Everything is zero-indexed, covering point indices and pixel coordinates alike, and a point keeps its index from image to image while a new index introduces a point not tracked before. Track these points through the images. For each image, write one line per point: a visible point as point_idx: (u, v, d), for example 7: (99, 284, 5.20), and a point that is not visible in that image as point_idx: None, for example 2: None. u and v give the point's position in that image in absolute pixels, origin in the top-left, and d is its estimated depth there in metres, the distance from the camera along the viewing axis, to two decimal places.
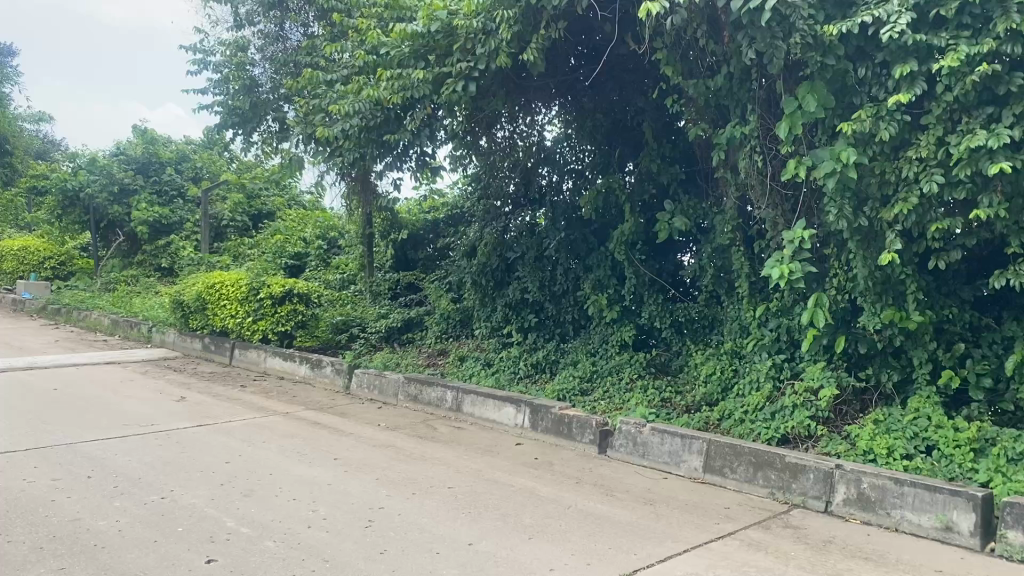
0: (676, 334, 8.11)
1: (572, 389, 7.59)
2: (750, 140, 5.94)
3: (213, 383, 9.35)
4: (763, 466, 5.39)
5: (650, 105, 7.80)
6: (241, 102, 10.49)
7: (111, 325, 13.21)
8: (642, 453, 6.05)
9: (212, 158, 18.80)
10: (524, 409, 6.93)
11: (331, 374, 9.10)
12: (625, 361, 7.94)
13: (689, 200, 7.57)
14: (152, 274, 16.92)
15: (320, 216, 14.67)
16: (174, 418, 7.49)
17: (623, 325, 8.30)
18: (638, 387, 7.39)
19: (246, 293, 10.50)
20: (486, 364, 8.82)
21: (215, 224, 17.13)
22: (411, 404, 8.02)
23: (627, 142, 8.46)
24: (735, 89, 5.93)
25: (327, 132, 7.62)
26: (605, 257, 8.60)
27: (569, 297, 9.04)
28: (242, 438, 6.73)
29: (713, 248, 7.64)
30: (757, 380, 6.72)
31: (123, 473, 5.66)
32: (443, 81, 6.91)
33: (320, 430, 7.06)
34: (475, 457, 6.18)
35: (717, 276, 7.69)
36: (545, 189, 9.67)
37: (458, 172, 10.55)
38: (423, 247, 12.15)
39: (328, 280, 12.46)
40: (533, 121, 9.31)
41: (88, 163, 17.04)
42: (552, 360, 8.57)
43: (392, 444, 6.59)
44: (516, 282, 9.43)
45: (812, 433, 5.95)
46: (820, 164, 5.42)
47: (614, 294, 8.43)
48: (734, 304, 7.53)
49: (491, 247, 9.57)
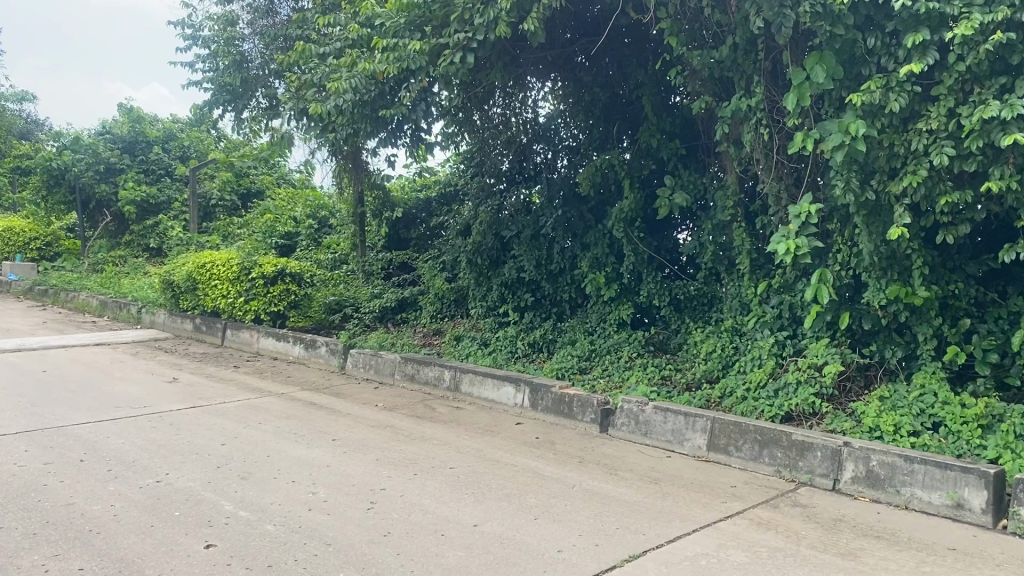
0: (675, 311, 7.98)
1: (570, 368, 7.50)
2: (756, 112, 5.82)
3: (205, 364, 9.21)
4: (769, 444, 5.31)
5: (650, 78, 7.65)
6: (231, 79, 10.23)
7: (99, 306, 13.03)
8: (644, 431, 5.96)
9: (200, 136, 18.56)
10: (523, 389, 6.81)
11: (326, 354, 8.98)
12: (624, 340, 7.85)
13: (689, 174, 7.47)
14: (141, 254, 16.72)
15: (310, 194, 14.50)
16: (167, 399, 7.36)
17: (621, 303, 8.20)
18: (637, 366, 7.31)
19: (237, 273, 10.36)
20: (482, 344, 8.72)
21: (203, 203, 16.92)
22: (407, 383, 7.91)
23: (624, 117, 8.33)
24: (739, 60, 5.81)
25: (320, 107, 7.45)
26: (603, 234, 8.46)
27: (565, 275, 8.90)
28: (237, 420, 6.61)
29: (714, 223, 7.47)
30: (759, 357, 6.62)
31: (116, 457, 5.53)
32: (440, 54, 6.75)
33: (317, 410, 6.95)
34: (475, 437, 6.09)
35: (717, 253, 7.56)
36: (541, 166, 9.54)
37: (452, 149, 10.41)
38: (415, 226, 12.01)
39: (320, 260, 12.30)
40: (528, 96, 9.18)
41: (73, 142, 16.77)
42: (549, 339, 8.45)
43: (391, 424, 6.49)
44: (512, 260, 9.30)
45: (816, 410, 5.88)
46: (828, 137, 5.29)
47: (612, 272, 8.27)
48: (735, 281, 7.43)
49: (486, 225, 9.42)
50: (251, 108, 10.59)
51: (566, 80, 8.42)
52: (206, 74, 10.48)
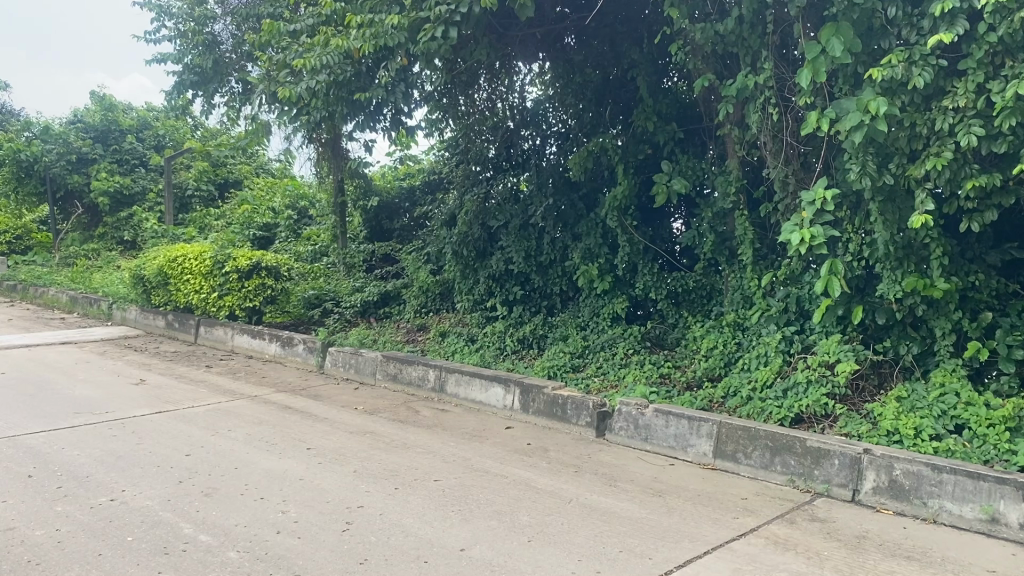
0: (672, 305, 7.56)
1: (562, 366, 7.05)
2: (765, 91, 5.37)
3: (176, 364, 8.71)
4: (781, 451, 4.88)
5: (645, 58, 7.20)
6: (202, 61, 9.76)
7: (69, 302, 12.50)
8: (645, 436, 5.51)
9: (175, 125, 17.97)
10: (513, 390, 6.36)
11: (303, 353, 8.51)
12: (619, 335, 7.43)
13: (687, 160, 7.01)
14: (115, 247, 16.15)
15: (290, 183, 13.98)
16: (131, 404, 6.86)
17: (615, 296, 7.76)
18: (634, 364, 6.89)
19: (210, 266, 9.85)
20: (469, 340, 8.27)
21: (179, 194, 16.36)
22: (390, 384, 7.45)
23: (618, 101, 7.81)
24: (745, 34, 5.34)
25: (291, 89, 6.97)
26: (595, 223, 8.01)
27: (556, 267, 8.44)
28: (205, 426, 6.13)
29: (714, 211, 7.03)
30: (764, 355, 6.19)
31: (69, 471, 5.05)
32: (421, 29, 6.28)
33: (291, 415, 6.48)
34: (462, 444, 5.63)
35: (717, 243, 7.11)
36: (529, 153, 9.06)
37: (435, 135, 9.97)
38: (399, 217, 11.48)
39: (299, 252, 11.80)
40: (514, 79, 8.79)
41: (42, 131, 16.15)
42: (540, 335, 8.01)
43: (371, 430, 6.03)
44: (499, 251, 8.84)
45: (829, 412, 5.47)
46: (845, 116, 4.82)
47: (605, 264, 7.81)
48: (737, 272, 7.00)
49: (473, 215, 8.94)
50: (222, 92, 10.16)
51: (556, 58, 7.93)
52: (174, 54, 9.95)
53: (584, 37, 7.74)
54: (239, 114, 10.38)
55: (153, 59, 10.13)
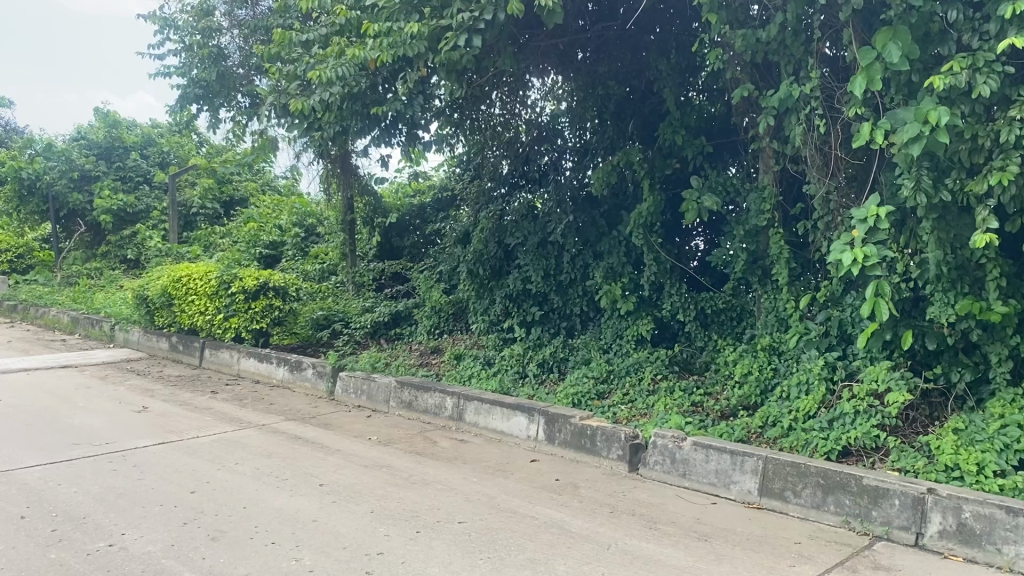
0: (701, 327, 7.21)
1: (587, 393, 6.68)
2: (812, 101, 5.05)
3: (180, 390, 8.34)
4: (834, 490, 4.51)
5: (672, 68, 6.88)
6: (207, 74, 9.42)
7: (70, 323, 12.16)
8: (682, 471, 5.15)
9: (180, 141, 17.67)
10: (537, 419, 5.98)
11: (312, 378, 8.14)
12: (644, 359, 7.06)
13: (717, 175, 6.67)
14: (118, 266, 15.83)
15: (297, 201, 13.65)
16: (133, 433, 6.50)
17: (640, 317, 7.38)
18: (663, 390, 6.53)
19: (215, 287, 9.51)
20: (486, 363, 7.90)
21: (183, 212, 16.06)
22: (404, 412, 7.09)
23: (639, 115, 7.45)
24: (787, 42, 5.09)
25: (304, 101, 6.68)
26: (618, 241, 7.65)
27: (576, 287, 8.07)
28: (210, 459, 5.77)
29: (746, 229, 6.64)
30: (806, 383, 5.83)
31: (65, 512, 4.68)
32: (440, 38, 5.98)
33: (302, 446, 6.10)
34: (485, 479, 5.26)
35: (750, 262, 6.72)
36: (546, 169, 8.71)
37: (447, 151, 9.67)
38: (409, 234, 11.14)
39: (307, 271, 11.46)
40: (527, 95, 8.44)
41: (45, 148, 15.88)
42: (560, 358, 7.60)
43: (387, 463, 5.65)
44: (516, 270, 8.47)
45: (880, 445, 5.09)
46: (901, 127, 4.49)
47: (630, 284, 7.45)
48: (771, 293, 6.63)
49: (489, 233, 8.60)
50: (228, 107, 9.83)
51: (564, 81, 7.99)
52: (179, 68, 9.63)
53: (605, 46, 7.41)
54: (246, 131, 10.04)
55: (156, 71, 9.79)
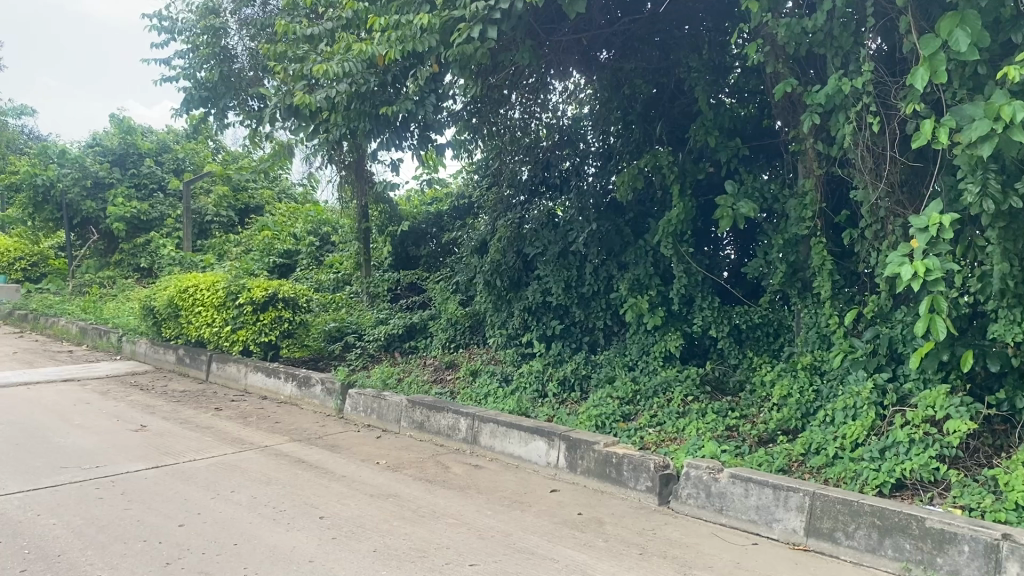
0: (734, 343, 6.75)
1: (612, 415, 6.19)
2: (865, 97, 4.58)
3: (182, 406, 7.93)
4: (892, 532, 4.00)
5: (704, 64, 6.42)
6: (211, 75, 9.08)
7: (79, 333, 11.86)
8: (718, 506, 4.66)
9: (196, 148, 17.35)
10: (557, 445, 5.51)
11: (321, 395, 7.71)
12: (673, 377, 6.60)
13: (753, 179, 6.21)
14: (131, 274, 15.56)
15: (311, 208, 13.27)
16: (127, 455, 6.09)
17: (668, 332, 6.91)
18: (695, 413, 6.08)
19: (223, 298, 9.12)
20: (503, 381, 7.44)
21: (198, 220, 15.75)
22: (416, 433, 6.64)
23: (667, 114, 6.97)
24: (835, 32, 4.64)
25: (310, 98, 6.28)
26: (644, 250, 7.16)
27: (599, 299, 7.55)
28: (205, 486, 5.34)
29: (784, 238, 6.14)
30: (853, 408, 5.33)
31: (38, 548, 4.26)
32: (453, 31, 5.55)
33: (304, 472, 5.67)
34: (501, 513, 4.79)
35: (789, 274, 6.24)
36: (568, 174, 8.16)
37: (465, 156, 9.27)
38: (425, 243, 10.68)
39: (319, 281, 11.06)
40: (547, 97, 8.04)
41: (59, 154, 15.63)
42: (582, 375, 7.13)
43: (395, 492, 5.20)
44: (536, 281, 8.00)
45: (939, 478, 4.59)
46: (968, 124, 3.99)
47: (657, 297, 6.97)
48: (811, 307, 6.15)
49: (507, 241, 8.15)
50: (237, 110, 9.36)
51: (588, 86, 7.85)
52: (185, 70, 9.31)
53: (632, 41, 6.96)
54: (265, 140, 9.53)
55: (161, 76, 9.44)
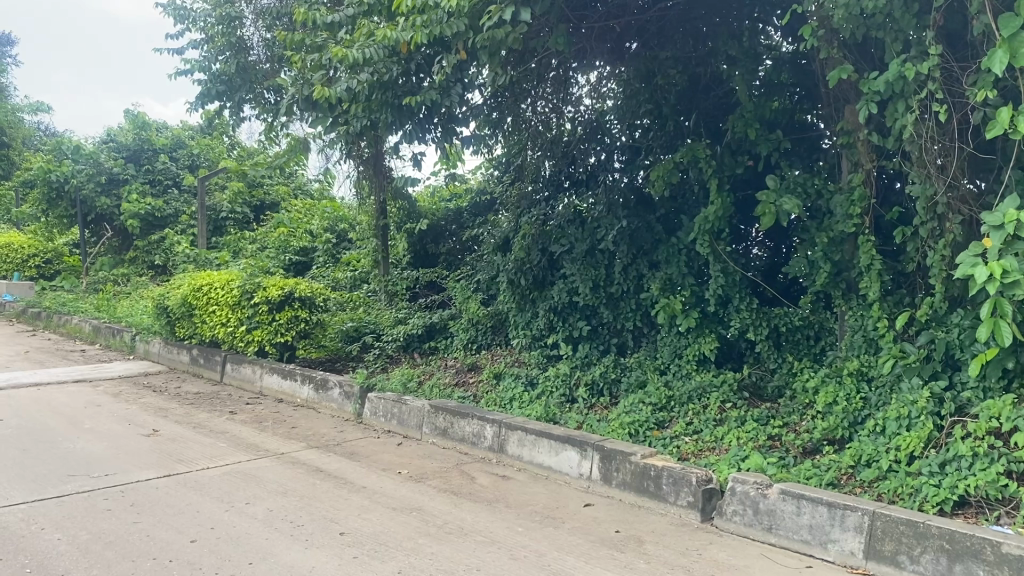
0: (773, 347, 6.43)
1: (645, 422, 5.87)
2: (932, 83, 4.32)
3: (195, 409, 7.66)
4: (963, 557, 3.66)
5: (744, 52, 6.09)
6: (226, 67, 8.79)
7: (92, 332, 11.64)
8: (767, 525, 4.34)
9: (211, 144, 17.13)
10: (590, 455, 5.20)
11: (339, 399, 7.43)
12: (709, 383, 6.27)
13: (797, 174, 5.89)
14: (145, 272, 15.35)
15: (327, 204, 13.01)
16: (137, 462, 5.82)
17: (703, 334, 6.58)
18: (733, 421, 5.77)
19: (237, 297, 8.83)
20: (529, 384, 7.13)
21: (212, 216, 15.52)
22: (438, 440, 6.34)
23: (699, 107, 6.71)
24: (897, 15, 4.39)
25: (329, 90, 6.00)
26: (677, 249, 6.80)
27: (629, 299, 7.21)
28: (218, 497, 5.06)
29: (830, 236, 5.81)
30: (907, 417, 4.99)
31: (41, 566, 3.99)
32: (482, 15, 5.43)
33: (322, 482, 5.38)
34: (533, 530, 4.48)
35: (833, 275, 5.92)
36: (593, 170, 7.91)
37: (485, 152, 8.96)
38: (445, 241, 10.41)
39: (336, 280, 10.80)
40: (569, 90, 7.70)
41: (73, 150, 15.41)
42: (611, 379, 6.81)
43: (418, 505, 4.90)
44: (561, 280, 7.65)
45: (1006, 496, 4.24)
46: None
47: (691, 297, 6.63)
48: (857, 310, 5.81)
49: (531, 239, 7.80)
50: (253, 103, 9.08)
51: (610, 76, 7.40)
52: (199, 61, 9.01)
53: (666, 29, 6.65)
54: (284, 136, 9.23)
55: (175, 68, 9.21)
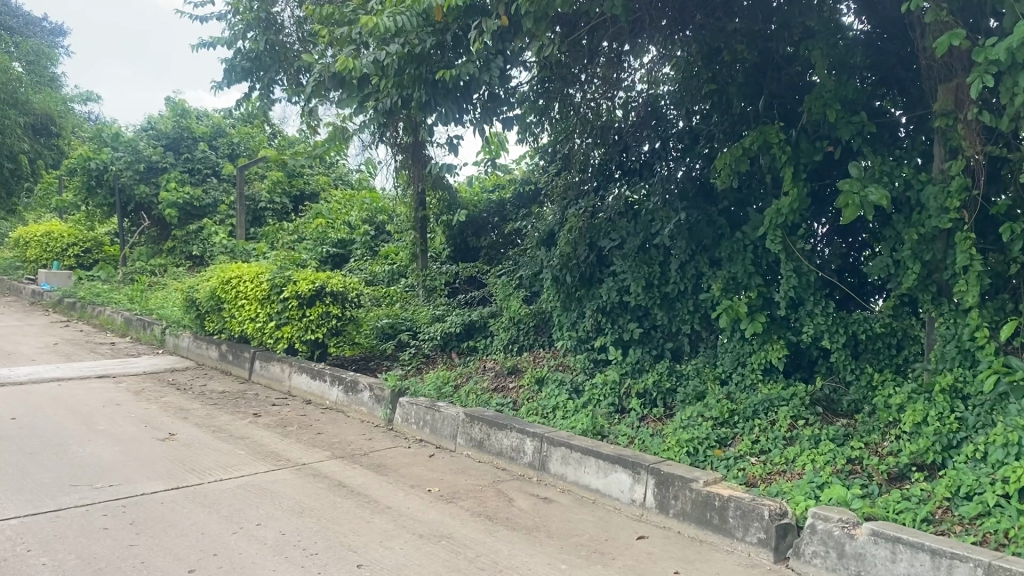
0: (850, 356, 5.78)
1: (705, 440, 5.24)
2: None
3: (218, 411, 7.20)
4: None
5: (824, 24, 5.40)
6: (255, 45, 8.36)
7: (124, 324, 11.32)
8: (855, 572, 3.69)
9: (251, 132, 16.81)
10: (644, 480, 4.60)
11: (369, 402, 6.91)
12: (777, 396, 5.64)
13: (882, 162, 5.22)
14: (183, 262, 15.09)
15: (367, 194, 12.53)
16: (147, 471, 5.34)
17: (769, 340, 5.92)
18: (807, 440, 5.13)
19: (267, 291, 8.36)
20: (574, 391, 6.54)
21: (251, 206, 15.15)
22: (474, 453, 5.78)
23: (769, 89, 6.03)
24: None
25: (354, 63, 5.54)
26: (742, 245, 6.14)
27: (686, 300, 6.56)
28: (228, 517, 4.54)
29: (920, 233, 5.11)
30: (1017, 444, 4.29)
31: None
32: None
33: (343, 500, 4.82)
34: (577, 567, 3.88)
35: (922, 277, 5.21)
36: (647, 159, 7.19)
37: (529, 139, 8.39)
38: (486, 234, 9.86)
39: (373, 273, 10.30)
40: (620, 73, 7.12)
41: (112, 137, 15.16)
42: (665, 389, 6.20)
43: (448, 532, 4.33)
44: (610, 278, 7.01)
45: None
46: None
47: (758, 298, 5.96)
48: (950, 317, 5.10)
49: (578, 233, 7.13)
50: (284, 84, 8.66)
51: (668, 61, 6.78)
52: (227, 39, 8.56)
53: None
54: (318, 121, 8.72)
55: (199, 41, 8.86)
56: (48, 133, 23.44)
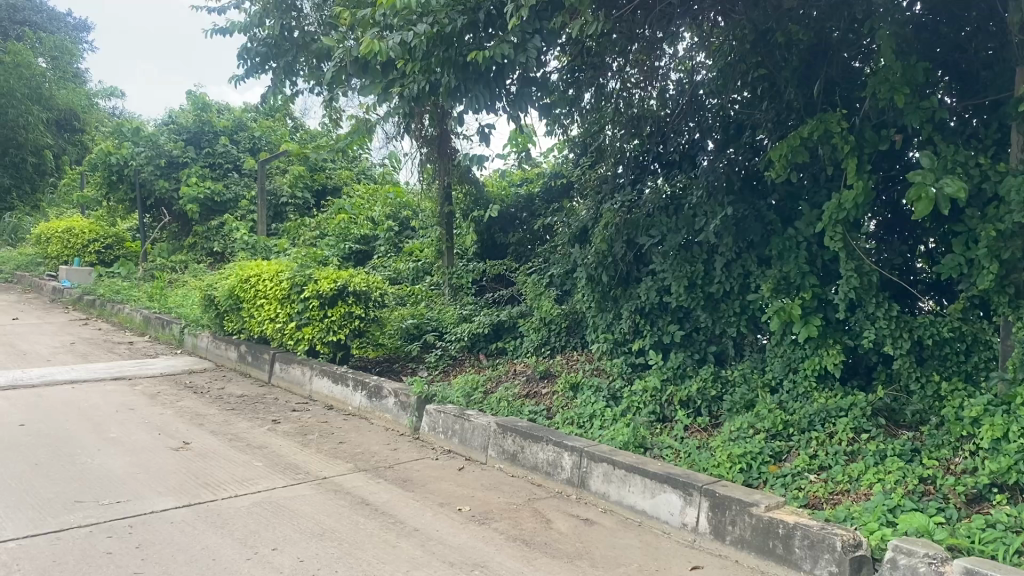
0: (914, 363, 5.31)
1: (759, 455, 4.80)
2: None
3: (236, 417, 6.85)
4: None
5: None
6: (273, 30, 8.03)
7: (143, 323, 11.03)
8: None
9: (273, 126, 16.49)
10: (696, 502, 4.19)
11: (394, 409, 6.54)
12: (835, 406, 5.18)
13: (955, 152, 4.76)
14: (204, 258, 14.81)
15: (390, 188, 12.15)
16: (158, 486, 4.99)
17: (825, 345, 5.47)
18: (872, 456, 4.67)
19: (287, 290, 8.01)
20: (611, 398, 6.13)
21: (272, 202, 14.84)
22: (506, 466, 5.39)
23: (824, 73, 5.57)
24: None
25: (377, 47, 5.22)
26: (794, 243, 5.68)
27: (732, 301, 6.12)
28: (243, 540, 4.17)
29: (999, 229, 4.64)
30: None
31: None
32: None
33: (367, 521, 4.44)
34: None
35: (998, 277, 4.75)
36: (688, 150, 6.75)
37: (560, 131, 7.98)
38: (515, 229, 9.46)
39: (397, 270, 9.94)
40: (659, 59, 6.68)
41: (132, 132, 14.90)
42: (711, 397, 5.77)
43: (482, 560, 3.94)
44: (649, 277, 6.57)
45: None
46: None
47: (814, 300, 5.50)
48: None
49: (615, 229, 6.68)
50: (305, 74, 8.29)
51: (709, 46, 6.35)
52: (245, 26, 8.24)
53: None
54: (340, 112, 8.37)
55: (215, 30, 8.57)
56: (72, 129, 23.27)
